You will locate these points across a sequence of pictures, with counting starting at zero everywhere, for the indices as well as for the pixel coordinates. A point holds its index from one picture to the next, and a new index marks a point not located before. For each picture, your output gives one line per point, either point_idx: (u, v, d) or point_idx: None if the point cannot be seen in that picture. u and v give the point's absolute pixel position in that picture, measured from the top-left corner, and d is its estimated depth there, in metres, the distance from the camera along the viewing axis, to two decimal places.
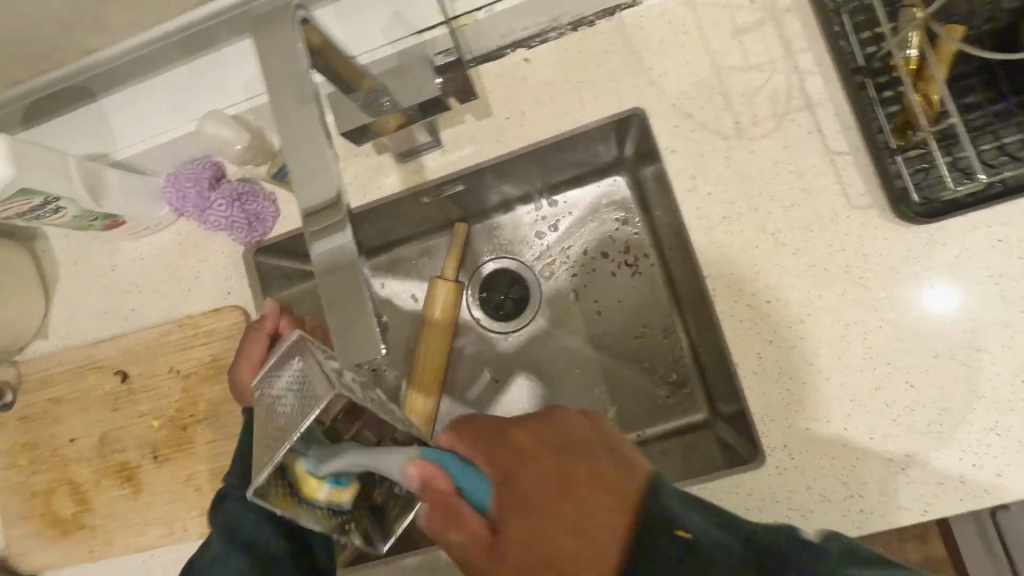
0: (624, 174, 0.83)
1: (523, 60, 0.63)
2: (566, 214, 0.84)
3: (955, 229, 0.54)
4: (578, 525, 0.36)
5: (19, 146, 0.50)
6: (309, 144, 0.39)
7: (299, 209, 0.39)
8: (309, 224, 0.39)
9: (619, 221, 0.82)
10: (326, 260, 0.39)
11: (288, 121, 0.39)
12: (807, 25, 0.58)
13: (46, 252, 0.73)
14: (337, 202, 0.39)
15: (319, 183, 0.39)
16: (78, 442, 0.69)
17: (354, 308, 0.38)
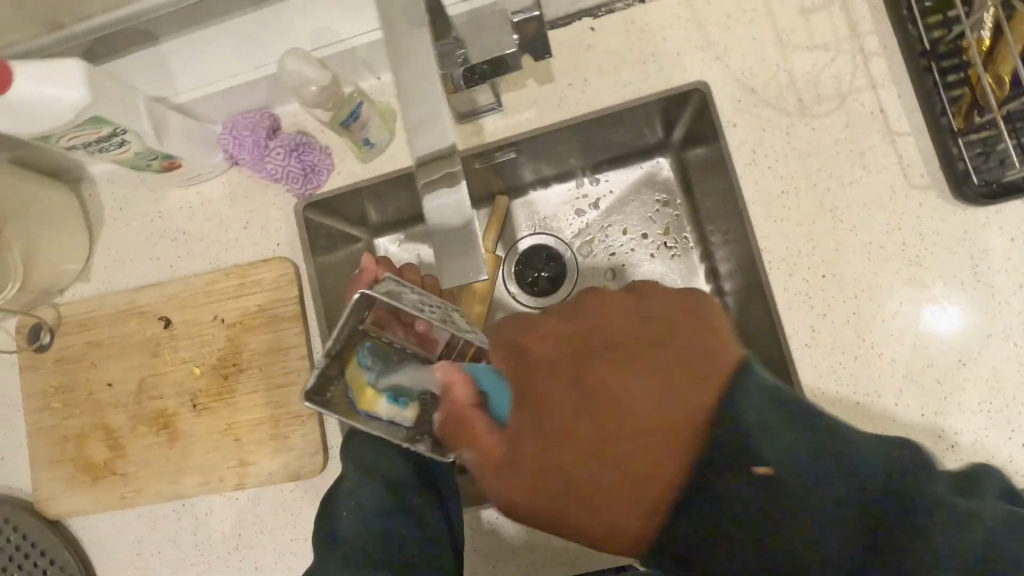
0: (669, 156, 0.81)
1: (589, 28, 0.63)
2: (607, 193, 0.82)
3: (1011, 213, 0.55)
4: (639, 402, 0.37)
5: (97, 74, 0.50)
6: (426, 90, 0.40)
7: (413, 157, 0.40)
8: (421, 172, 0.40)
9: (661, 203, 0.80)
10: (438, 211, 0.40)
11: (404, 64, 0.40)
12: (874, 8, 0.59)
13: (91, 196, 0.72)
14: (450, 151, 0.40)
15: (434, 130, 0.40)
16: (115, 387, 0.69)
17: (463, 256, 0.40)
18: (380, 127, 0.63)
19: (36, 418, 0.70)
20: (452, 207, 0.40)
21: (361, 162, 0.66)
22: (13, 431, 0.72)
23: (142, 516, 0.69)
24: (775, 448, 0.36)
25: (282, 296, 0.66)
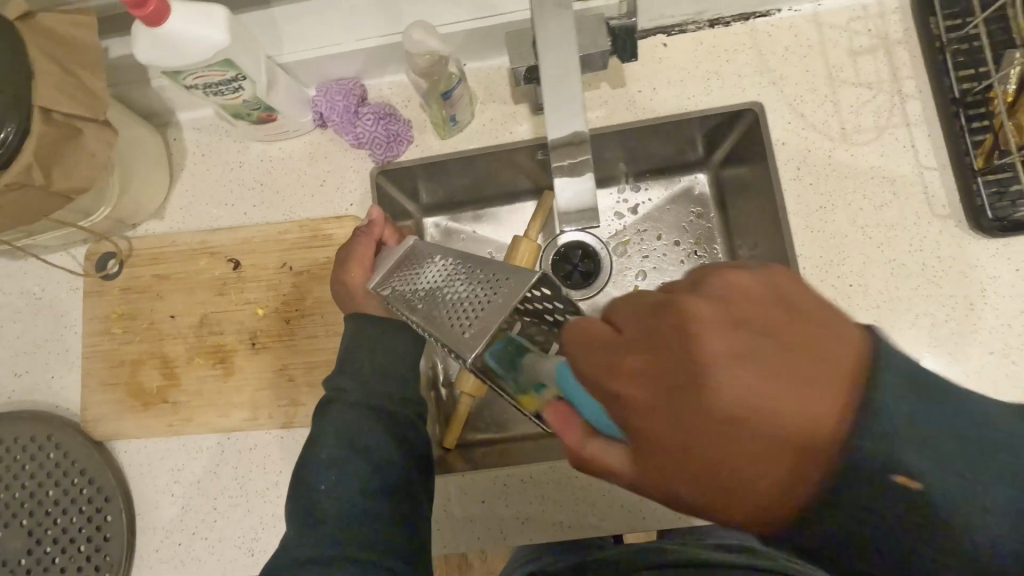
0: (706, 173, 0.88)
1: (661, 44, 0.71)
2: (646, 201, 0.88)
3: (1019, 247, 0.62)
4: (759, 461, 0.27)
5: (233, 22, 0.56)
6: (565, 85, 0.53)
7: (549, 143, 0.54)
8: (557, 154, 0.54)
9: (695, 215, 0.87)
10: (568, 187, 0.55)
11: (551, 57, 0.52)
12: (913, 58, 0.67)
13: (176, 140, 0.77)
14: (583, 137, 0.53)
15: (568, 125, 0.53)
16: (177, 320, 0.72)
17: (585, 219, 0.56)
18: (466, 109, 0.69)
19: (95, 341, 0.73)
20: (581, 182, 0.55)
21: (440, 138, 0.72)
22: (68, 352, 0.74)
23: (184, 446, 0.71)
24: (922, 446, 0.28)
25: None
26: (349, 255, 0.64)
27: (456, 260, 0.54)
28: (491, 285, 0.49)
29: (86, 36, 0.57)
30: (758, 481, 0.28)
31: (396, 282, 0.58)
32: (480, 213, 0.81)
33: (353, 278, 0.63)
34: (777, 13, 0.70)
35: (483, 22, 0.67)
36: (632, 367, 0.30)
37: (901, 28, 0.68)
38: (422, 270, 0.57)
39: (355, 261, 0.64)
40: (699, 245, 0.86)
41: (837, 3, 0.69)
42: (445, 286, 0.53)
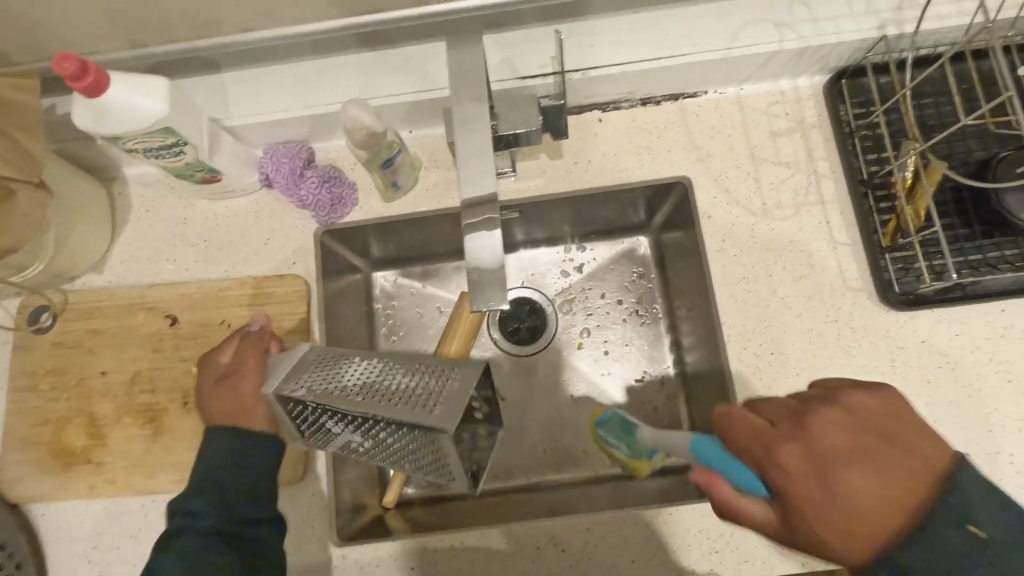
0: (647, 237, 0.91)
1: (597, 119, 0.75)
2: (591, 260, 0.91)
3: (925, 320, 0.67)
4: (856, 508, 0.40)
5: (175, 92, 0.58)
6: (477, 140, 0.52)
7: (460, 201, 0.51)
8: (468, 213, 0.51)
9: (638, 275, 0.89)
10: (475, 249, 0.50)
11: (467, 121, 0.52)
12: (827, 141, 0.72)
13: (120, 195, 0.77)
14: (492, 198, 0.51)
15: (480, 179, 0.51)
16: (108, 377, 0.71)
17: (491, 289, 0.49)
18: (407, 175, 0.72)
19: (20, 397, 0.71)
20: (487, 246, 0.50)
21: (384, 202, 0.74)
22: None
23: (107, 510, 0.69)
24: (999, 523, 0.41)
25: (289, 310, 0.71)
26: (227, 388, 0.62)
27: (390, 358, 0.54)
28: (438, 371, 0.51)
29: (25, 100, 0.58)
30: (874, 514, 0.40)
31: (308, 387, 0.53)
32: (429, 269, 0.83)
33: (241, 412, 0.61)
34: (704, 95, 0.74)
35: (426, 94, 0.70)
36: (795, 459, 0.42)
37: (816, 113, 0.73)
38: (345, 368, 0.54)
39: (231, 409, 0.61)
40: (641, 306, 0.88)
41: (759, 87, 0.74)
42: (383, 383, 0.51)
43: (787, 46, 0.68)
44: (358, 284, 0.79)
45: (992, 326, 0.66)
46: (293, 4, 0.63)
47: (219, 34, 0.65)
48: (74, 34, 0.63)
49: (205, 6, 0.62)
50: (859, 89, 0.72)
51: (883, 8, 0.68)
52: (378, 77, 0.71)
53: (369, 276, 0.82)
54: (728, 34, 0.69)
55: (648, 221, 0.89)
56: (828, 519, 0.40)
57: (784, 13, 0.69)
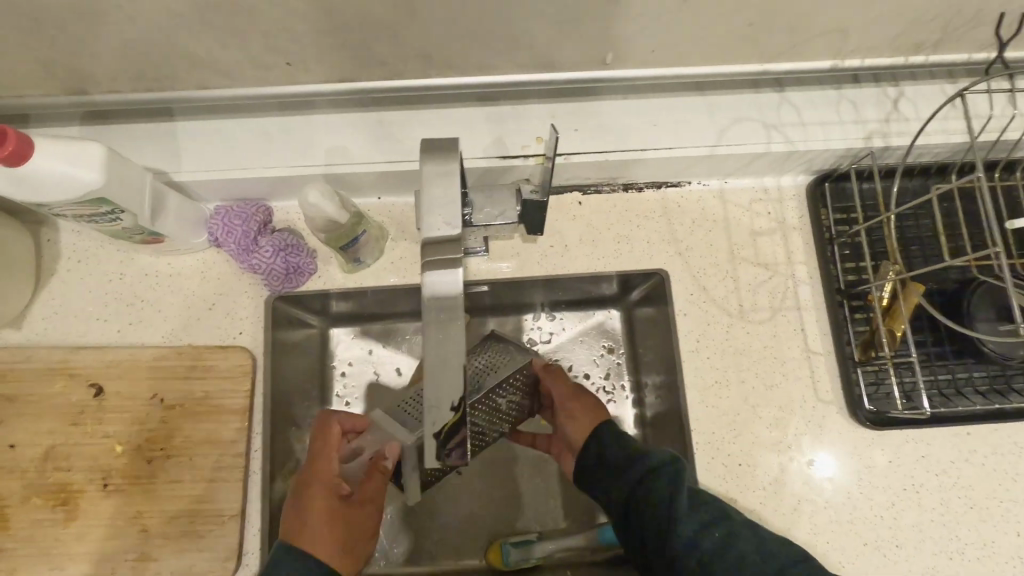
0: (618, 309, 0.78)
1: (576, 202, 0.72)
2: (557, 332, 0.77)
3: (891, 438, 0.66)
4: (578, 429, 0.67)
5: (115, 159, 0.52)
6: (444, 162, 0.42)
7: (422, 238, 0.41)
8: (427, 253, 0.42)
9: (606, 351, 0.77)
10: (435, 289, 0.41)
11: (434, 154, 0.42)
12: (807, 244, 0.71)
13: (50, 242, 0.69)
14: (456, 238, 0.42)
15: (447, 203, 0.42)
16: (17, 450, 0.63)
17: (452, 346, 0.40)
18: (372, 248, 0.68)
19: None
20: (447, 292, 0.41)
21: (344, 273, 0.70)
22: None
23: None
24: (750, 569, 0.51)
25: (233, 386, 0.66)
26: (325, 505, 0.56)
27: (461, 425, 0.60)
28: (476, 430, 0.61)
29: None
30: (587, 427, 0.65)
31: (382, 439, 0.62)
32: (390, 328, 0.77)
33: (348, 535, 0.56)
34: (687, 185, 0.73)
35: (399, 165, 0.65)
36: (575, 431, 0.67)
37: (798, 213, 0.72)
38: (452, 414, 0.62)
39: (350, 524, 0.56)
40: (608, 381, 0.76)
41: (742, 182, 0.73)
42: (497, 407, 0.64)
43: (774, 149, 0.66)
44: (313, 351, 0.74)
45: (957, 449, 0.65)
46: (257, 66, 0.58)
47: (172, 89, 0.60)
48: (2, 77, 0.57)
49: (157, 63, 0.56)
50: (841, 193, 0.71)
51: (870, 118, 0.67)
52: (347, 142, 0.66)
53: (326, 332, 0.76)
54: (715, 130, 0.67)
55: (620, 296, 0.76)
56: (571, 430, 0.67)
57: (772, 113, 0.67)
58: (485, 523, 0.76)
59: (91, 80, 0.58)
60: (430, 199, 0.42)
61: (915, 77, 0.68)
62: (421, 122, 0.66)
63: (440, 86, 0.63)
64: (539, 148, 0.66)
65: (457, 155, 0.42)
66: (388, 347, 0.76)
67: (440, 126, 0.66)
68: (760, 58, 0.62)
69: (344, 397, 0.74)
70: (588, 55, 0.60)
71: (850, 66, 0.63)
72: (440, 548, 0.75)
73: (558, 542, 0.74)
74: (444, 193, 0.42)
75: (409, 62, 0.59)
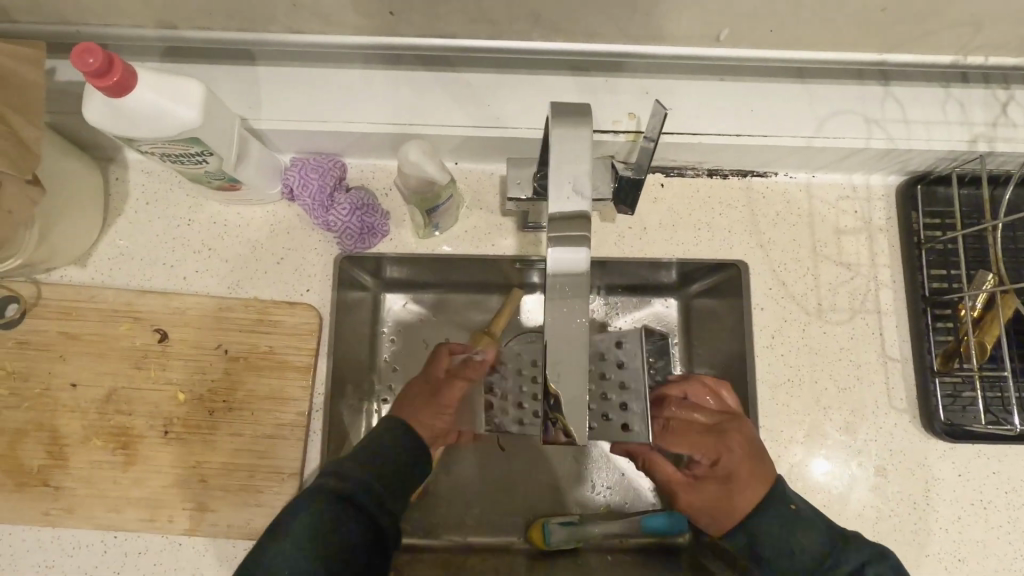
0: (677, 299, 0.76)
1: (659, 184, 0.70)
2: (615, 316, 0.75)
3: (963, 451, 0.65)
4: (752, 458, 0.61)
5: (212, 100, 0.50)
6: (574, 128, 0.40)
7: (548, 212, 0.40)
8: (555, 226, 0.41)
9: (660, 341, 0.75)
10: (559, 264, 0.41)
11: (563, 118, 0.40)
12: (892, 248, 0.69)
13: (118, 180, 0.68)
14: (586, 215, 0.41)
15: (573, 172, 0.40)
16: (79, 390, 0.62)
17: (577, 320, 0.40)
18: (450, 216, 0.66)
19: None
20: (572, 269, 0.41)
21: (417, 238, 0.68)
22: None
23: (59, 541, 0.61)
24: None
25: (298, 344, 0.65)
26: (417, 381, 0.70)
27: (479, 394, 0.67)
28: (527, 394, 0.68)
29: (28, 73, 0.51)
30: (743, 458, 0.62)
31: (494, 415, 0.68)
32: (444, 297, 0.75)
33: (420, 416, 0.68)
34: (773, 176, 0.70)
35: (485, 130, 0.63)
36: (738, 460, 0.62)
37: (884, 214, 0.70)
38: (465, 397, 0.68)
39: (418, 399, 0.68)
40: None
41: (830, 177, 0.70)
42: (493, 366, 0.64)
43: (874, 144, 0.64)
44: (370, 315, 0.73)
45: None
46: (358, 14, 0.55)
47: (263, 31, 0.58)
48: (92, 3, 0.54)
49: (256, 0, 0.54)
50: (933, 197, 0.68)
51: (978, 121, 0.64)
52: (433, 103, 0.64)
53: (379, 296, 0.74)
54: (815, 121, 0.64)
55: (683, 285, 0.74)
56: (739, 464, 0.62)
57: (876, 108, 0.64)
58: (531, 501, 0.76)
59: (182, 14, 0.56)
60: (561, 164, 0.40)
61: None
62: (511, 87, 0.64)
63: (540, 51, 0.60)
64: (633, 124, 0.63)
65: (587, 122, 0.40)
66: (444, 316, 0.75)
67: (531, 93, 0.64)
68: (878, 47, 0.59)
69: (397, 363, 0.73)
70: (701, 30, 0.57)
71: (969, 63, 0.60)
72: (481, 521, 0.75)
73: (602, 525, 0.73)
74: (574, 161, 0.40)
75: (515, 22, 0.56)
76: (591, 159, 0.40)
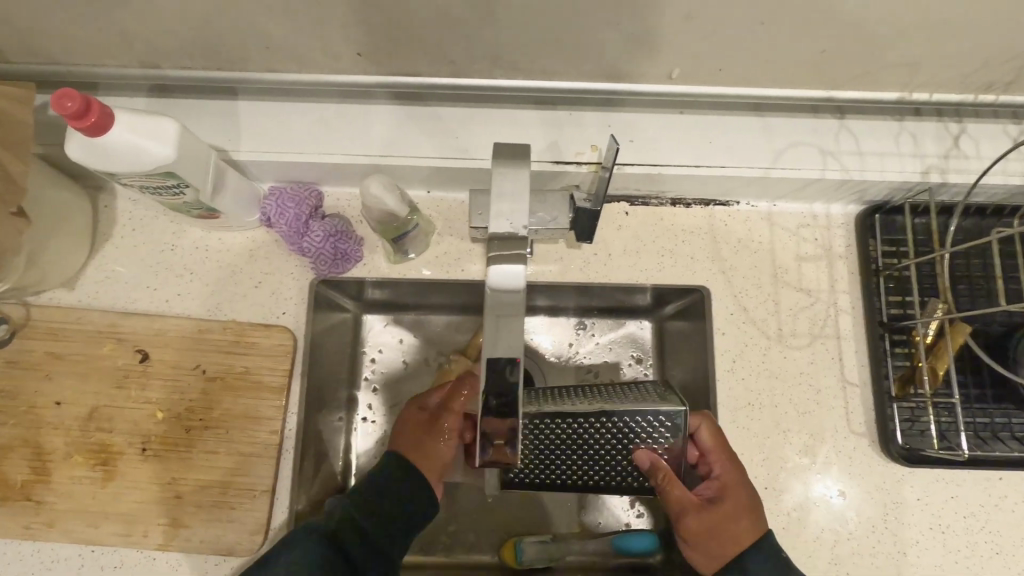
0: (650, 320, 0.78)
1: (624, 212, 0.72)
2: (587, 338, 0.77)
3: (920, 475, 0.66)
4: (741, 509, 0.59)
5: (187, 136, 0.54)
6: (514, 166, 0.44)
7: (488, 235, 0.44)
8: (494, 247, 0.44)
9: (631, 362, 0.76)
10: (498, 282, 0.44)
11: (505, 159, 0.44)
12: (853, 274, 0.71)
13: (106, 208, 0.71)
14: (521, 236, 0.44)
15: (510, 205, 0.43)
16: (63, 408, 0.65)
17: (512, 340, 0.43)
18: (418, 241, 0.69)
19: None
20: (508, 288, 0.44)
21: (390, 263, 0.70)
22: None
23: (40, 553, 0.63)
24: None
25: (273, 364, 0.67)
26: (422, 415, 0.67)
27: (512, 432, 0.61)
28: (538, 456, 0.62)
29: (18, 112, 0.54)
30: (740, 519, 0.59)
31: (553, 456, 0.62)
32: (420, 319, 0.77)
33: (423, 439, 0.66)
34: (735, 205, 0.73)
35: (454, 161, 0.66)
36: (742, 517, 0.59)
37: (845, 242, 0.72)
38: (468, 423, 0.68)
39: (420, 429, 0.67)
40: None
41: (791, 206, 0.73)
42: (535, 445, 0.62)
43: (828, 175, 0.66)
44: (348, 337, 0.75)
45: (987, 494, 0.65)
46: (329, 55, 0.59)
47: (242, 70, 0.61)
48: (80, 45, 0.58)
49: (233, 43, 0.57)
50: (891, 226, 0.70)
51: (931, 153, 0.66)
52: (405, 136, 0.67)
53: (360, 316, 0.76)
54: (770, 153, 0.66)
55: (654, 308, 0.76)
56: (742, 521, 0.59)
57: (831, 140, 0.67)
58: (502, 521, 0.77)
59: (164, 53, 0.59)
60: (499, 201, 0.43)
61: (979, 115, 0.67)
62: (479, 122, 0.67)
63: (505, 87, 0.63)
64: (594, 155, 0.66)
65: (526, 162, 0.44)
66: (418, 337, 0.77)
67: (497, 125, 0.67)
68: (826, 84, 0.61)
69: (372, 383, 0.75)
70: (655, 67, 0.60)
71: (916, 99, 0.63)
72: (453, 539, 0.76)
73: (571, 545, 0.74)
74: (515, 197, 0.44)
75: (477, 63, 0.60)
76: (528, 195, 0.44)
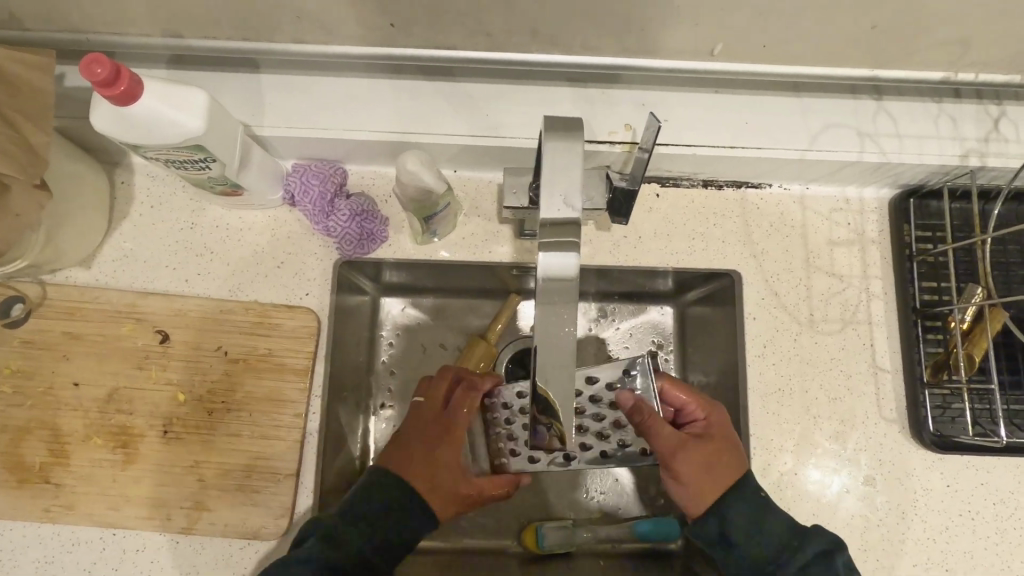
0: (672, 306, 0.76)
1: (655, 194, 0.71)
2: (610, 322, 0.76)
3: (951, 462, 0.65)
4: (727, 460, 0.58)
5: (217, 109, 0.52)
6: (564, 140, 0.42)
7: (540, 219, 0.42)
8: (545, 232, 0.43)
9: (654, 347, 0.75)
10: (548, 269, 0.43)
11: (554, 133, 0.42)
12: (885, 259, 0.70)
13: (123, 184, 0.69)
14: (574, 220, 0.43)
15: (560, 180, 0.42)
16: (82, 389, 0.64)
17: (563, 327, 0.42)
18: (447, 223, 0.68)
19: None
20: (562, 274, 0.43)
21: (416, 243, 0.69)
22: None
23: (59, 536, 0.62)
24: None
25: (296, 346, 0.66)
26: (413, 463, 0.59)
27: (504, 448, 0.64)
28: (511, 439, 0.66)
29: (39, 80, 0.52)
30: (729, 468, 0.58)
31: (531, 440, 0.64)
32: (441, 302, 0.76)
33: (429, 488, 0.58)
34: (767, 188, 0.71)
35: (483, 139, 0.64)
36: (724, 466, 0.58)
37: (877, 226, 0.71)
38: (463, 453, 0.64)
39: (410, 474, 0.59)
40: None
41: (823, 190, 0.71)
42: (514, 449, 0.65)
43: (866, 158, 0.64)
44: (368, 320, 0.74)
45: (1017, 480, 0.65)
46: (360, 27, 0.57)
47: (268, 40, 0.59)
48: (101, 12, 0.56)
49: (263, 13, 0.55)
50: (925, 210, 0.69)
51: (969, 136, 0.65)
52: (433, 112, 0.65)
53: (379, 299, 0.75)
54: (808, 134, 0.65)
55: (679, 292, 0.74)
56: (722, 469, 0.58)
57: (869, 122, 0.65)
58: (523, 507, 0.76)
59: (188, 23, 0.57)
60: (550, 178, 0.42)
61: (1019, 98, 0.66)
62: (510, 99, 0.65)
63: (541, 63, 0.61)
64: (628, 134, 0.64)
65: (577, 137, 0.42)
66: (439, 320, 0.75)
67: (529, 102, 0.65)
68: (869, 64, 0.60)
69: (392, 367, 0.73)
70: (696, 45, 0.58)
71: (960, 80, 0.61)
72: (473, 524, 0.75)
73: (592, 530, 0.73)
74: (565, 172, 0.42)
75: (513, 37, 0.58)
76: (580, 170, 0.42)
